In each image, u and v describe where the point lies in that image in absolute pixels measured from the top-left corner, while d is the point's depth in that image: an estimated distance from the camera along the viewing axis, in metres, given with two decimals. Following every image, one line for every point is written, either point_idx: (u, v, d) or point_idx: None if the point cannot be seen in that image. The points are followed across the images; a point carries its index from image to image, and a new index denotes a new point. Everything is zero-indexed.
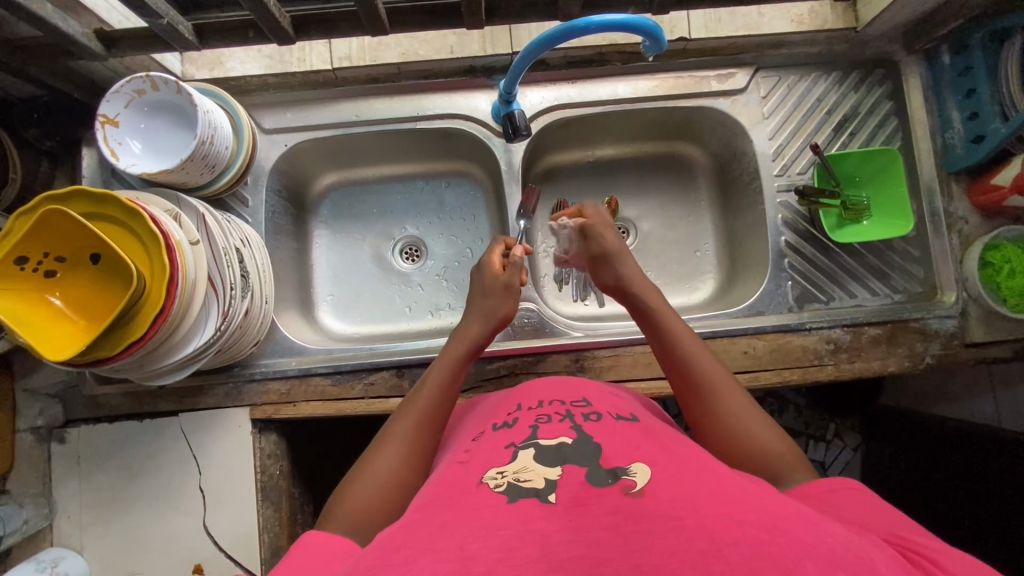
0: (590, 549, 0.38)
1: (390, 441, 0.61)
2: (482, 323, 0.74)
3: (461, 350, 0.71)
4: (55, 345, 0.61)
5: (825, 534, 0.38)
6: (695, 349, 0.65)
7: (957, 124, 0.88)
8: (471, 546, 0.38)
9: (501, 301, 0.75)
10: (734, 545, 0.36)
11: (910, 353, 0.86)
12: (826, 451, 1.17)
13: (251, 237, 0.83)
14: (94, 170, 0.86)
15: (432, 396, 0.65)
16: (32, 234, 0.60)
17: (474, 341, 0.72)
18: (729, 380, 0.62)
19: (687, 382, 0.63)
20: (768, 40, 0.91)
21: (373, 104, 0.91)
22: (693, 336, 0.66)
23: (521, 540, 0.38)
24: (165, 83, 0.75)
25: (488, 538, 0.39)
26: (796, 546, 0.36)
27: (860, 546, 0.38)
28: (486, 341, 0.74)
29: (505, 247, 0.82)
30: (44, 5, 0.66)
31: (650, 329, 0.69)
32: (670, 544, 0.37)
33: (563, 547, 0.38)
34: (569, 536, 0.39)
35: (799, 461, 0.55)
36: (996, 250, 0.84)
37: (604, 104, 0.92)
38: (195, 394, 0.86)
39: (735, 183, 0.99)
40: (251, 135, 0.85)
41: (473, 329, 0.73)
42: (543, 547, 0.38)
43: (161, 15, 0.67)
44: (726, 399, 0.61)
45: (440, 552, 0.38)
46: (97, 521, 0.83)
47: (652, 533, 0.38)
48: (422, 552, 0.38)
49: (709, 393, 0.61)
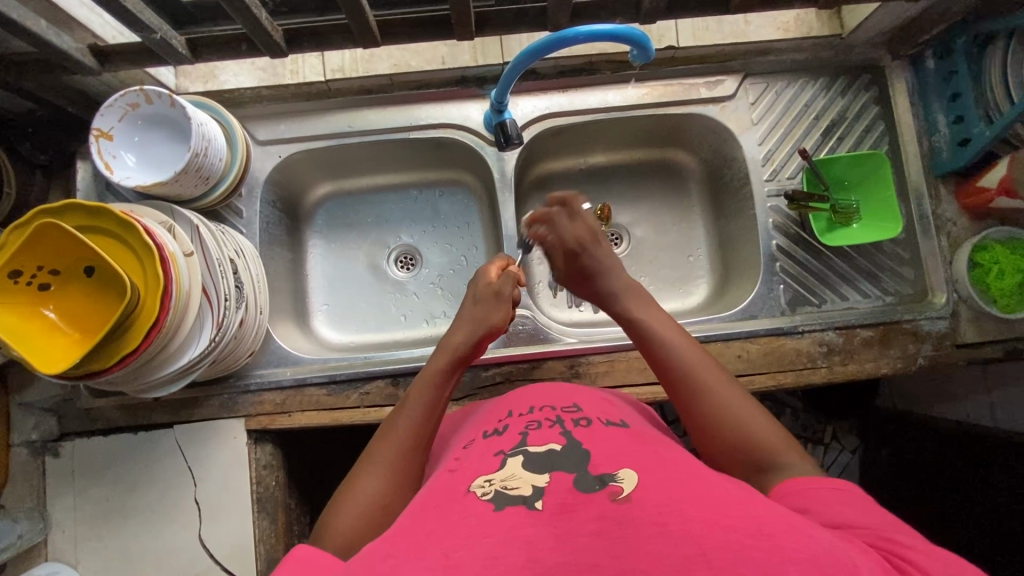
0: (576, 556, 0.38)
1: (378, 457, 0.61)
2: (466, 333, 0.74)
3: (446, 363, 0.70)
4: (49, 358, 0.61)
5: (811, 539, 0.38)
6: (676, 343, 0.66)
7: (943, 128, 0.89)
8: (457, 555, 0.38)
9: (490, 309, 0.76)
10: (719, 552, 0.36)
11: (902, 354, 0.86)
12: (824, 454, 1.18)
13: (246, 248, 0.84)
14: (89, 184, 0.87)
15: (418, 410, 0.65)
16: (27, 247, 0.61)
17: (460, 349, 0.72)
18: (720, 373, 0.63)
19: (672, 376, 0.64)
20: (755, 47, 0.92)
21: (366, 114, 0.92)
22: (675, 330, 0.68)
23: (508, 547, 0.39)
24: (159, 96, 0.75)
25: (474, 546, 0.39)
26: (781, 553, 0.37)
27: (845, 550, 0.38)
28: (472, 349, 0.74)
29: (505, 266, 0.83)
30: (39, 22, 0.66)
31: (632, 330, 0.70)
32: (655, 549, 0.37)
33: (549, 554, 0.38)
34: (555, 542, 0.39)
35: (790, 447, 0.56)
36: (986, 251, 0.84)
37: (595, 112, 0.93)
38: (189, 405, 0.85)
39: (725, 188, 1.00)
40: (245, 147, 0.85)
41: (457, 338, 0.73)
42: (528, 554, 0.38)
43: (154, 30, 0.68)
44: (719, 393, 0.61)
45: (428, 560, 0.38)
46: (91, 534, 0.83)
47: (638, 539, 0.38)
48: (410, 560, 0.39)
49: (695, 384, 0.62)
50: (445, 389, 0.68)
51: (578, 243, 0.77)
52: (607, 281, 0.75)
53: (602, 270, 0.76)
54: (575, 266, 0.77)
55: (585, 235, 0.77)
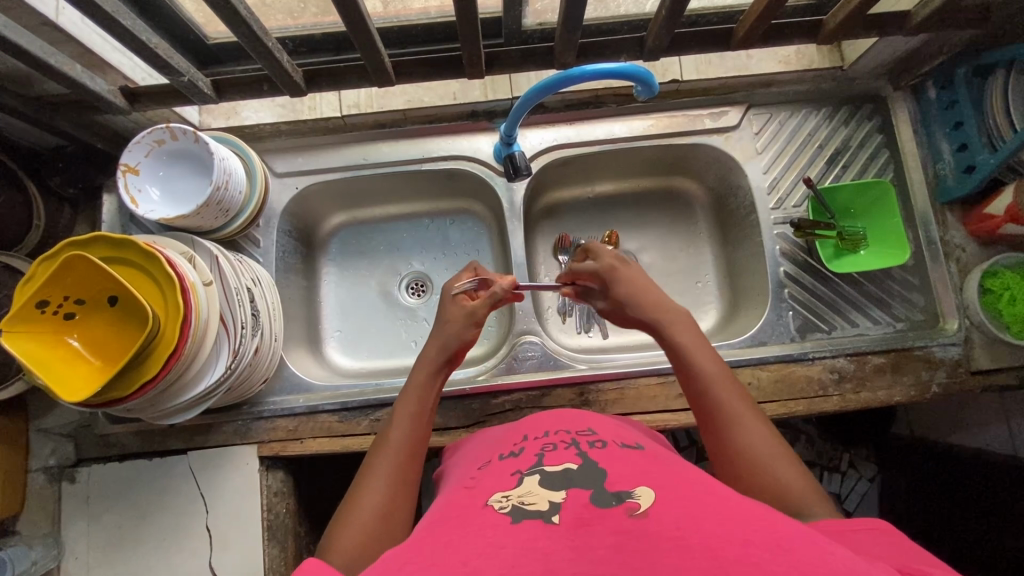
0: (593, 568, 0.38)
1: (370, 479, 0.61)
2: (439, 343, 0.73)
3: (426, 377, 0.71)
4: (72, 386, 0.63)
5: (828, 553, 0.39)
6: (707, 366, 0.66)
7: (947, 156, 0.90)
8: (473, 564, 0.39)
9: (462, 329, 0.75)
10: (736, 563, 0.37)
11: (915, 382, 0.86)
12: (840, 483, 1.12)
13: (262, 277, 0.86)
14: (114, 216, 0.90)
15: (404, 426, 0.66)
16: (56, 279, 0.63)
17: (436, 364, 0.72)
18: (751, 411, 0.63)
19: (703, 404, 0.65)
20: (757, 80, 0.94)
21: (379, 148, 0.95)
22: (710, 356, 0.68)
23: (525, 557, 0.39)
24: (184, 133, 0.79)
25: (493, 556, 0.40)
26: (803, 566, 0.37)
27: (866, 566, 0.38)
28: (449, 360, 0.74)
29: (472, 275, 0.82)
30: (75, 67, 0.70)
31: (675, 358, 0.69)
32: (673, 563, 0.37)
33: (564, 565, 0.38)
34: (572, 554, 0.39)
35: (817, 495, 0.55)
36: (995, 277, 0.83)
37: (602, 143, 0.95)
38: (204, 431, 0.87)
39: (733, 216, 1.01)
40: (264, 179, 0.88)
41: (432, 350, 0.73)
42: (545, 565, 0.39)
43: (182, 73, 0.72)
44: (748, 431, 0.61)
45: (446, 569, 0.39)
46: (104, 561, 0.83)
47: (655, 552, 0.39)
48: (428, 568, 0.40)
49: (725, 419, 0.62)
50: (429, 397, 0.70)
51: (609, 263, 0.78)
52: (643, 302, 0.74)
53: (634, 291, 0.75)
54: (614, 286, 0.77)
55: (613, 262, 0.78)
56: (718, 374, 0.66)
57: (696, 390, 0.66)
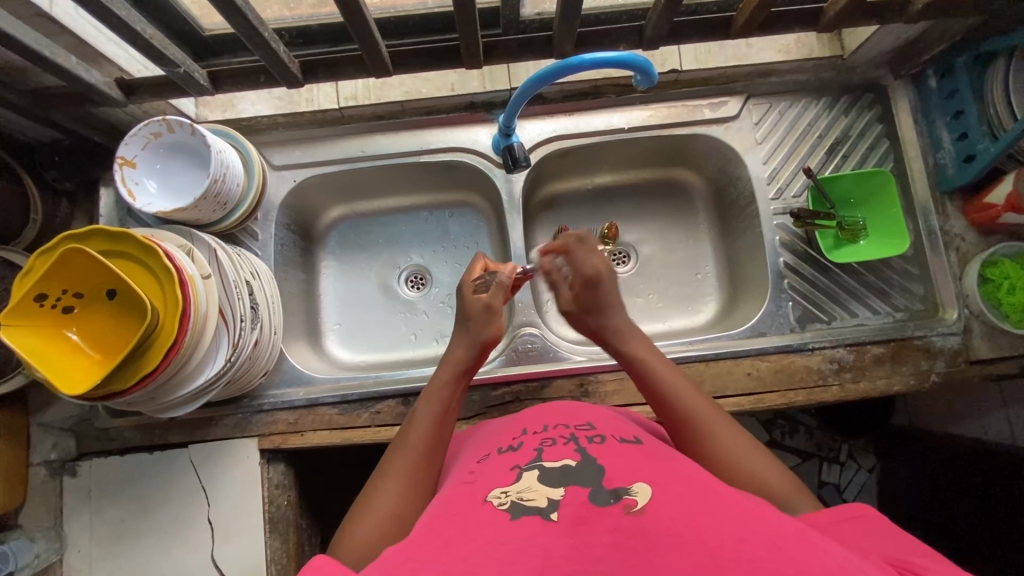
0: (591, 565, 0.38)
1: (387, 477, 0.61)
2: (466, 346, 0.73)
3: (449, 378, 0.71)
4: (70, 378, 0.62)
5: (823, 550, 0.39)
6: (668, 379, 0.66)
7: (947, 145, 0.90)
8: (473, 562, 0.39)
9: (485, 325, 0.74)
10: (732, 561, 0.37)
11: (914, 371, 0.86)
12: (840, 472, 1.17)
13: (261, 270, 0.86)
14: (111, 210, 0.90)
15: (426, 425, 0.66)
16: (53, 273, 0.62)
17: (461, 366, 0.72)
18: (720, 415, 0.63)
19: (673, 417, 0.64)
20: (757, 69, 0.94)
21: (378, 140, 0.95)
22: (669, 368, 0.68)
23: (524, 554, 0.39)
24: (180, 126, 0.78)
25: (492, 553, 0.40)
26: (799, 564, 0.37)
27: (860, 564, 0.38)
28: (474, 363, 0.73)
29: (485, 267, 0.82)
30: (69, 58, 0.70)
31: (637, 375, 0.69)
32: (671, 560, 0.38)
33: (561, 562, 0.38)
34: (570, 551, 0.40)
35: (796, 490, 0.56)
36: (995, 266, 0.84)
37: (601, 134, 0.95)
38: (205, 425, 0.87)
39: (732, 207, 1.00)
40: (261, 172, 0.88)
41: (458, 352, 0.73)
42: (543, 562, 0.39)
43: (178, 64, 0.71)
44: (719, 435, 0.60)
45: (446, 566, 0.39)
46: (106, 554, 0.84)
47: (653, 549, 0.39)
48: (429, 564, 0.40)
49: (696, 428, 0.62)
50: (452, 399, 0.69)
51: (595, 271, 0.74)
52: (614, 319, 0.73)
53: (605, 306, 0.74)
54: (589, 294, 0.74)
55: (601, 267, 0.75)
56: (681, 385, 0.66)
57: (663, 403, 0.65)
